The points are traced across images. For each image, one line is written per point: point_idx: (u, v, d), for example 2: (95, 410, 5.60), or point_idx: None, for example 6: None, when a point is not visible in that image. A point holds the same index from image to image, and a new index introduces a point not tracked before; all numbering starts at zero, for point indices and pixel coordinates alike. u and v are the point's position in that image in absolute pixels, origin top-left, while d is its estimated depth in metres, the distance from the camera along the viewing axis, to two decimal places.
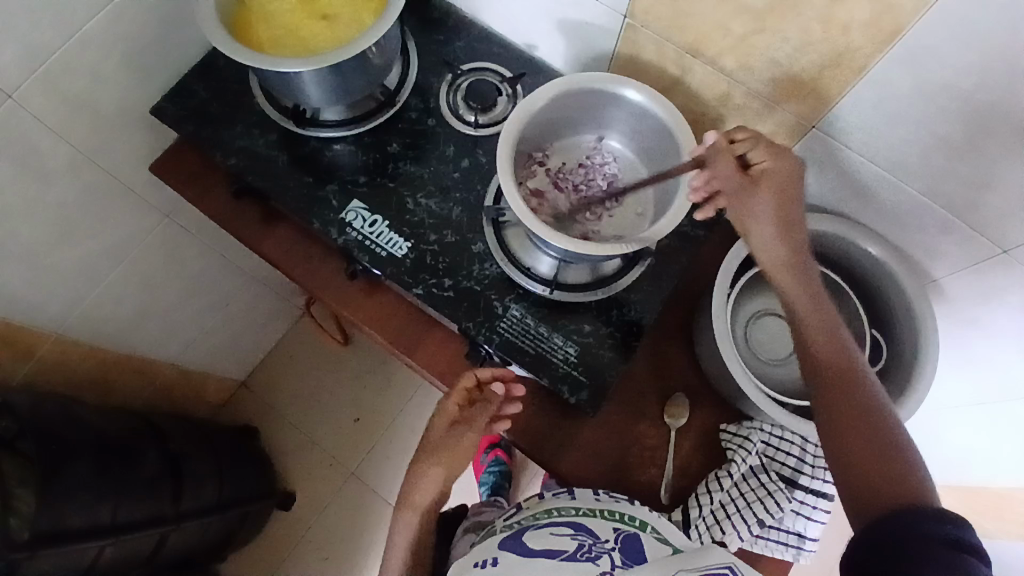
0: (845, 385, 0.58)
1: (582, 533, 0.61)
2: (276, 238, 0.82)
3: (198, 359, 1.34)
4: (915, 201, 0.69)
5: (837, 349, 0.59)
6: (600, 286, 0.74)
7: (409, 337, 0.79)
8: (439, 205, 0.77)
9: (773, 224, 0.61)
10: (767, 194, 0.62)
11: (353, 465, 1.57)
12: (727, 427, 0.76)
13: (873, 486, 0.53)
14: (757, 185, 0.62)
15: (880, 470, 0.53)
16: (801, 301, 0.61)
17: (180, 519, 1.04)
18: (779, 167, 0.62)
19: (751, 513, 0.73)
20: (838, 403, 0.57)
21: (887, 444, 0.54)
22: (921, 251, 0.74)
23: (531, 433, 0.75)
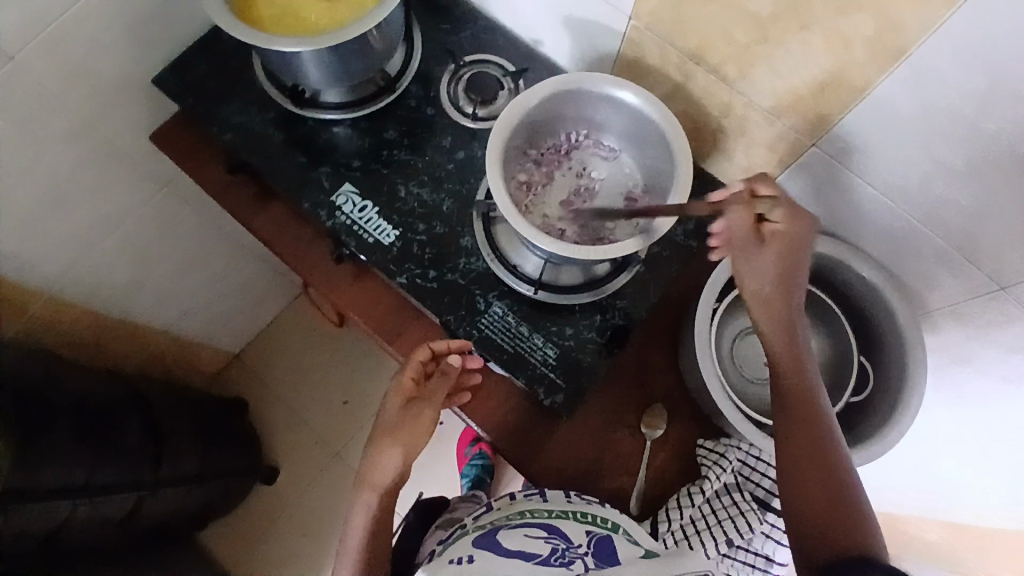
0: (810, 430, 0.59)
1: (556, 537, 0.61)
2: (268, 216, 0.82)
3: (191, 329, 1.34)
4: (914, 228, 0.67)
5: (806, 392, 0.60)
6: (586, 289, 0.73)
7: (391, 326, 0.78)
8: (430, 195, 0.76)
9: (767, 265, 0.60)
10: (774, 253, 0.60)
11: (339, 446, 1.58)
12: (704, 442, 0.75)
13: (824, 533, 0.56)
14: (766, 244, 0.60)
15: (830, 521, 0.56)
16: (779, 340, 0.61)
17: (158, 487, 1.04)
18: (794, 230, 0.60)
19: (723, 532, 0.72)
20: (804, 445, 0.59)
21: (846, 493, 0.57)
22: (918, 279, 0.73)
23: (505, 433, 0.75)
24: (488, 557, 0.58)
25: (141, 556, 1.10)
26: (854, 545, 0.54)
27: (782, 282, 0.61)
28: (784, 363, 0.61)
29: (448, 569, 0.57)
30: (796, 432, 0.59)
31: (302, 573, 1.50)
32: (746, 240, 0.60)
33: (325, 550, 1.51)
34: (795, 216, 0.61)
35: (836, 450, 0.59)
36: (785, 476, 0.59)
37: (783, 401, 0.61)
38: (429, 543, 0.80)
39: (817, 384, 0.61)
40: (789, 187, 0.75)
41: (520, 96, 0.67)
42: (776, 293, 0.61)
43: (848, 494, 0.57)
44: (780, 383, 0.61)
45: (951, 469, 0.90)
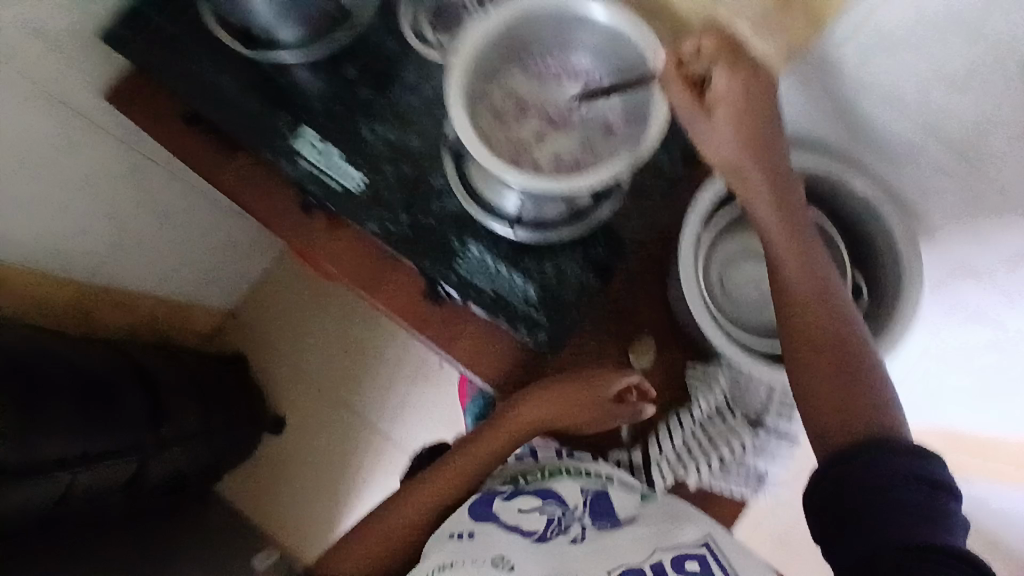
0: (813, 309, 0.58)
1: (552, 502, 0.61)
2: (236, 172, 0.78)
3: (180, 290, 1.33)
4: (912, 141, 0.64)
5: (802, 271, 0.60)
6: (566, 224, 0.70)
7: (368, 276, 0.76)
8: (396, 134, 0.72)
9: (732, 127, 0.58)
10: (726, 121, 0.58)
11: (343, 393, 1.60)
12: (693, 364, 0.74)
13: (842, 413, 0.54)
14: (712, 112, 0.58)
15: (847, 399, 0.54)
16: (772, 217, 0.60)
17: (158, 449, 1.06)
18: (736, 87, 0.58)
19: (710, 455, 0.71)
20: (810, 318, 0.58)
21: (862, 372, 0.55)
22: (916, 192, 0.69)
23: (492, 376, 0.74)
24: (492, 529, 0.59)
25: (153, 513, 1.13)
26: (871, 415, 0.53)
27: (766, 157, 0.60)
28: (782, 240, 0.60)
29: (448, 542, 0.59)
30: (801, 306, 0.59)
31: (318, 515, 1.55)
32: (688, 113, 0.59)
33: (338, 493, 1.56)
34: (736, 73, 0.57)
35: (846, 325, 0.58)
36: (793, 352, 0.58)
37: (784, 278, 0.60)
38: None
39: (820, 257, 0.61)
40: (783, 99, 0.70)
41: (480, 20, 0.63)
42: (765, 168, 0.60)
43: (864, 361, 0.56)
44: (780, 260, 0.60)
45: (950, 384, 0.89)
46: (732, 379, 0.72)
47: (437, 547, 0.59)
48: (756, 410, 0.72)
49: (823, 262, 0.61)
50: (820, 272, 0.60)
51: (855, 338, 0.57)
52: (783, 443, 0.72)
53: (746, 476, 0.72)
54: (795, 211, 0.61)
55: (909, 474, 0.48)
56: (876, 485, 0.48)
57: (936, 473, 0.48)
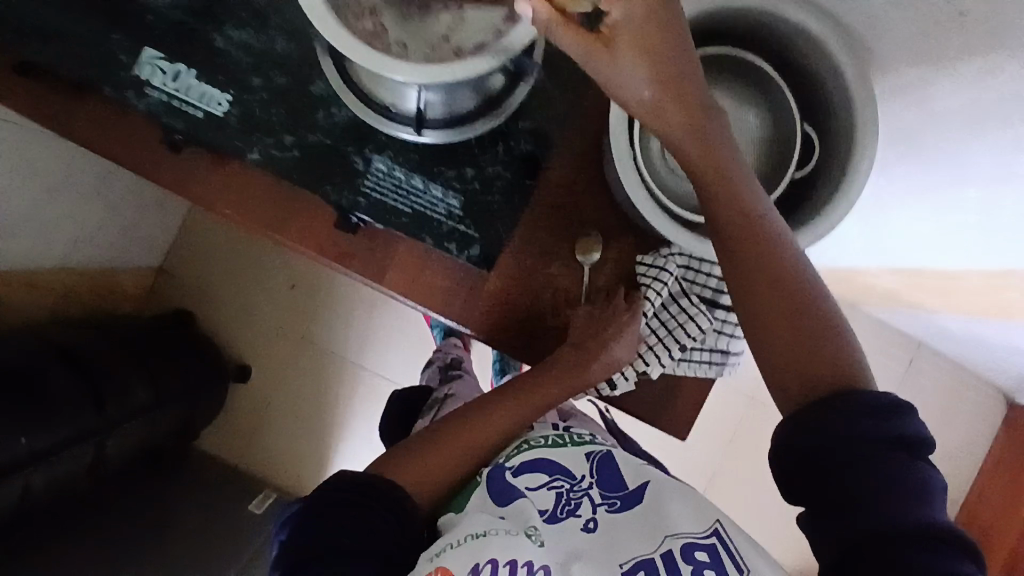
0: (760, 249, 0.49)
1: (561, 474, 0.59)
2: (79, 115, 0.62)
3: (97, 258, 1.21)
4: None
5: (744, 205, 0.50)
6: (483, 114, 0.61)
7: (266, 213, 0.64)
8: (256, 37, 0.60)
9: (640, 58, 0.46)
10: (627, 50, 0.45)
11: (302, 331, 1.53)
12: (643, 258, 0.66)
13: (801, 368, 0.47)
14: (613, 43, 0.45)
15: (804, 354, 0.47)
16: (699, 165, 0.49)
17: (111, 427, 1.03)
18: (637, 10, 0.45)
19: (672, 342, 0.67)
20: (760, 278, 0.49)
21: (817, 318, 0.48)
22: (860, 19, 0.61)
23: (435, 302, 0.66)
24: (510, 509, 0.55)
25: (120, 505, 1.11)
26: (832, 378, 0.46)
27: (684, 97, 0.48)
28: (715, 190, 0.50)
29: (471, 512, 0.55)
30: (749, 264, 0.49)
31: (305, 454, 1.54)
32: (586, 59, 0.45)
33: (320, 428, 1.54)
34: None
35: (797, 263, 0.49)
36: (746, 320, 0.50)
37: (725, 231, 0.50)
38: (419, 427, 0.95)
39: (760, 200, 0.51)
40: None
41: None
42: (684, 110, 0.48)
43: (822, 317, 0.48)
44: (717, 213, 0.50)
45: (903, 225, 0.86)
46: (686, 258, 0.67)
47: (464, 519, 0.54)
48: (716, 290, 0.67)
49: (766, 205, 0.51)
50: (763, 218, 0.49)
51: (805, 276, 0.49)
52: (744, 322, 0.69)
53: (711, 363, 0.68)
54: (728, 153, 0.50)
55: (881, 433, 0.43)
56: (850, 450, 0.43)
57: (908, 430, 0.43)
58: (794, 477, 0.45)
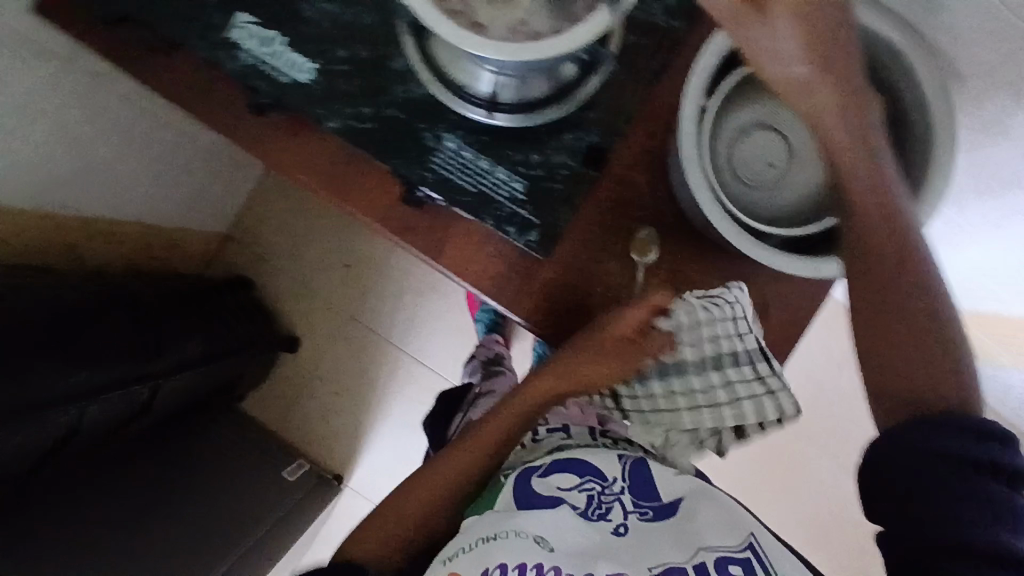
0: (884, 239, 0.49)
1: (592, 474, 0.57)
2: (178, 76, 0.67)
3: (171, 216, 1.27)
4: None
5: (879, 191, 0.49)
6: (552, 103, 0.62)
7: (339, 180, 0.67)
8: (345, 10, 0.62)
9: (799, 37, 0.43)
10: (784, 16, 0.42)
11: (350, 309, 1.58)
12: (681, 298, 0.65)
13: (893, 365, 0.49)
14: (766, 10, 0.42)
15: (899, 347, 0.49)
16: (845, 149, 0.48)
17: (166, 373, 1.05)
18: None
19: (682, 400, 0.64)
20: (884, 270, 0.49)
21: (929, 311, 0.49)
22: (947, 36, 0.59)
23: (486, 282, 0.67)
24: (533, 513, 0.55)
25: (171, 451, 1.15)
26: (938, 391, 0.47)
27: (844, 74, 0.46)
28: (856, 175, 0.49)
29: (488, 512, 0.57)
30: (874, 256, 0.50)
31: (342, 427, 1.58)
32: (733, 23, 0.43)
33: (358, 405, 1.58)
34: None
35: (920, 253, 0.49)
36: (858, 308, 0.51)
37: (860, 220, 0.50)
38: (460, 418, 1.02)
39: (892, 185, 0.50)
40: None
41: None
42: (840, 87, 0.46)
43: (939, 323, 0.48)
44: (852, 199, 0.50)
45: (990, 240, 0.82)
46: (709, 314, 0.64)
47: (479, 521, 0.57)
48: (734, 352, 0.64)
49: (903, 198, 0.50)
50: (893, 198, 0.49)
51: (926, 268, 0.49)
52: (772, 396, 0.64)
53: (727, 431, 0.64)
54: (874, 141, 0.49)
55: (972, 457, 0.43)
56: (933, 464, 0.43)
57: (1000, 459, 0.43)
58: (880, 486, 0.46)
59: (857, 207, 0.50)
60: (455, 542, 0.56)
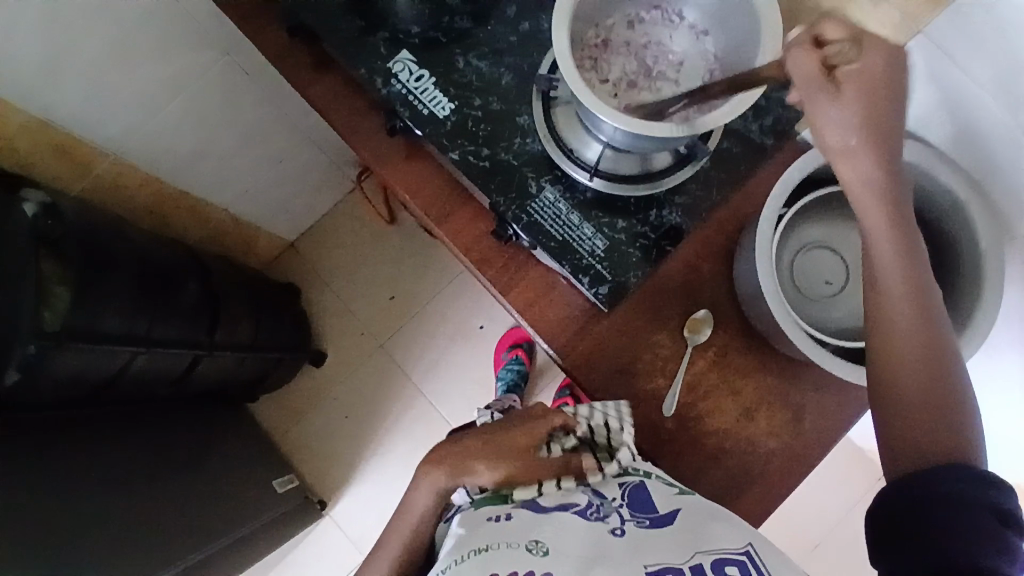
0: (914, 314, 0.53)
1: (592, 490, 0.61)
2: (331, 92, 0.77)
3: (251, 210, 1.37)
4: (1012, 140, 0.63)
5: (911, 274, 0.53)
6: (645, 180, 0.70)
7: (441, 207, 0.76)
8: (490, 68, 0.72)
9: (856, 124, 0.51)
10: (851, 96, 0.50)
11: (383, 338, 1.63)
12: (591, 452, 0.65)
13: (914, 438, 0.50)
14: (839, 87, 0.50)
15: (921, 421, 0.50)
16: (874, 221, 0.53)
17: (212, 348, 1.10)
18: (870, 64, 0.50)
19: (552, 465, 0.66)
20: (899, 334, 0.53)
21: (945, 387, 0.51)
22: (1010, 201, 0.67)
23: (544, 322, 0.73)
24: (526, 514, 0.58)
25: (190, 425, 1.18)
26: (949, 448, 0.49)
27: (885, 156, 0.52)
28: (882, 246, 0.54)
29: (485, 525, 0.57)
30: (894, 319, 0.53)
31: (343, 451, 1.59)
32: (812, 89, 0.50)
33: (364, 432, 1.60)
34: (874, 52, 0.50)
35: (938, 332, 0.53)
36: (876, 367, 0.54)
37: (883, 287, 0.54)
38: None
39: (923, 269, 0.54)
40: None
41: None
42: (881, 165, 0.52)
43: (952, 392, 0.51)
44: (877, 268, 0.54)
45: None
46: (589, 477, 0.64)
47: (475, 530, 0.57)
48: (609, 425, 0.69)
49: (929, 273, 0.54)
50: (921, 281, 0.53)
51: (943, 347, 0.53)
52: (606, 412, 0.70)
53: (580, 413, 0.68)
54: (906, 219, 0.54)
55: (983, 503, 0.45)
56: (946, 507, 0.45)
57: (1004, 506, 0.45)
58: (889, 518, 0.48)
59: (880, 275, 0.54)
60: (449, 556, 0.54)
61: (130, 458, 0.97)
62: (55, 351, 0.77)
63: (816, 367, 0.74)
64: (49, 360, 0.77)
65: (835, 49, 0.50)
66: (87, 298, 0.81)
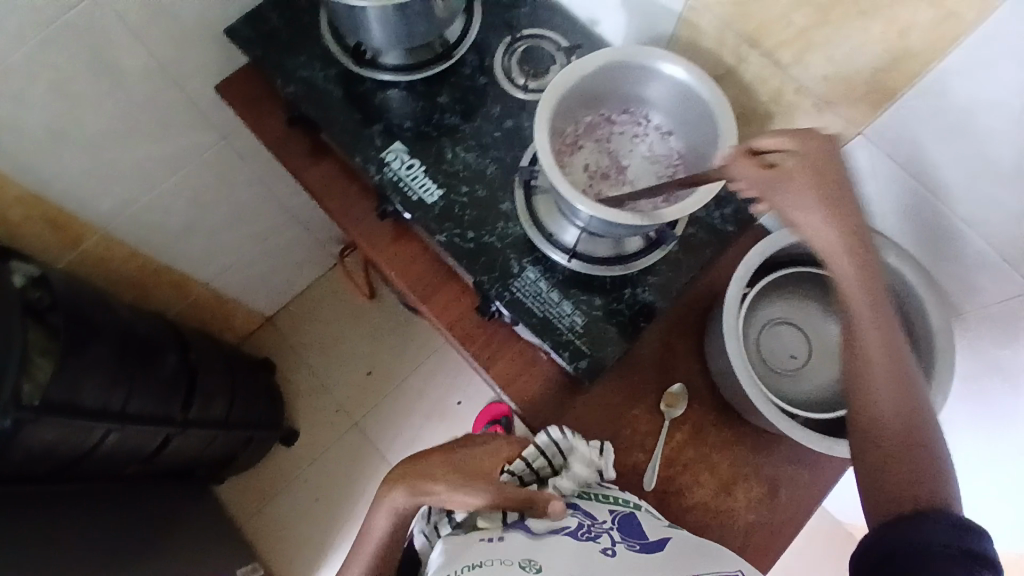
0: (884, 370, 0.55)
1: (582, 513, 0.62)
2: (326, 176, 0.83)
3: (232, 284, 1.38)
4: (952, 226, 0.63)
5: (881, 332, 0.56)
6: (619, 262, 0.75)
7: (426, 284, 0.80)
8: (476, 159, 0.78)
9: (818, 204, 0.55)
10: (805, 178, 0.55)
11: (359, 415, 1.60)
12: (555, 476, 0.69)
13: (892, 486, 0.52)
14: (791, 173, 0.55)
15: (898, 473, 0.52)
16: (848, 285, 0.56)
17: (188, 425, 1.08)
18: (812, 151, 0.55)
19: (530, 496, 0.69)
20: (877, 389, 0.55)
21: (916, 439, 0.53)
22: (956, 284, 0.68)
23: (525, 397, 0.76)
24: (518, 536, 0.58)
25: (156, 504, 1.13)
26: (928, 496, 0.50)
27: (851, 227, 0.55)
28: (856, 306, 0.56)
29: (476, 545, 0.58)
30: (872, 376, 0.56)
31: (312, 535, 1.52)
32: (766, 178, 0.56)
33: (335, 514, 1.54)
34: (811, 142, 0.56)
35: (908, 387, 0.55)
36: (858, 421, 0.56)
37: (860, 346, 0.56)
38: None
39: (891, 330, 0.56)
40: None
41: (560, 73, 0.67)
42: (848, 234, 0.55)
43: (924, 444, 0.53)
44: (854, 334, 0.57)
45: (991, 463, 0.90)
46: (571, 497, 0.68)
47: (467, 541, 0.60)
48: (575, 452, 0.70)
49: (896, 330, 0.57)
50: (890, 339, 0.56)
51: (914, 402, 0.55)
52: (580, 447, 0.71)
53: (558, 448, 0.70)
54: (877, 285, 0.56)
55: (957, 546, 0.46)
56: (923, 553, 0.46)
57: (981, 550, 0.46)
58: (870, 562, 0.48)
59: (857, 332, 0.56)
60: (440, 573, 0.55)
61: (96, 534, 0.94)
62: (31, 422, 0.77)
63: (788, 441, 0.77)
64: (24, 432, 0.77)
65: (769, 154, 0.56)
66: (70, 368, 0.83)
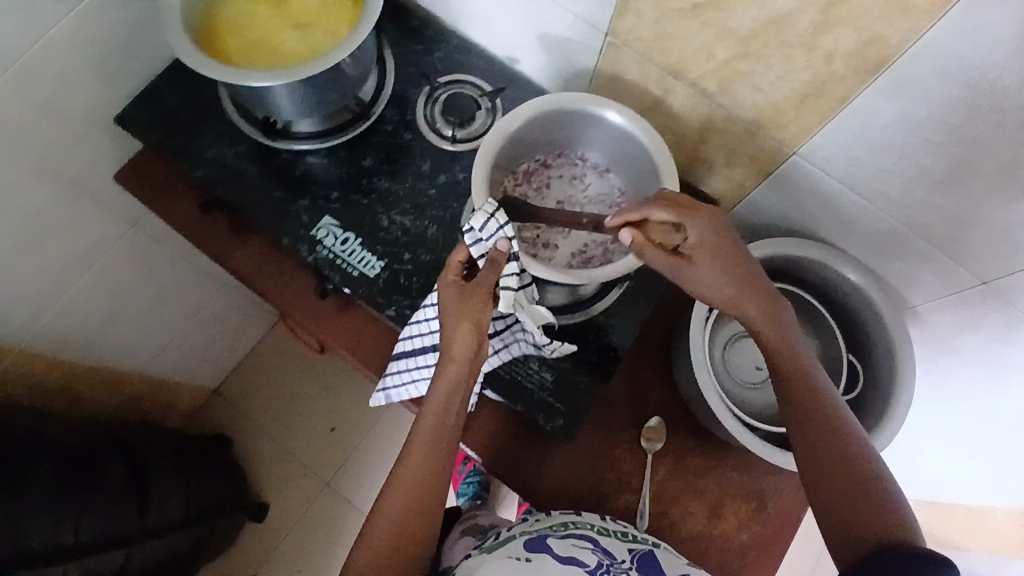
0: (814, 410, 0.57)
1: (601, 550, 0.61)
2: (253, 258, 0.77)
3: (168, 366, 1.28)
4: (894, 230, 0.64)
5: (804, 370, 0.58)
6: (579, 308, 0.73)
7: (379, 357, 0.75)
8: (413, 222, 0.74)
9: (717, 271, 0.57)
10: (706, 263, 0.57)
11: (328, 475, 1.52)
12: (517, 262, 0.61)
13: (852, 527, 0.52)
14: (693, 260, 0.57)
15: (855, 511, 0.53)
16: (771, 339, 0.58)
17: (147, 537, 0.97)
18: (708, 233, 0.57)
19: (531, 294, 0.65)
20: (815, 421, 0.57)
21: (864, 474, 0.54)
22: (903, 280, 0.70)
23: (504, 458, 0.74)
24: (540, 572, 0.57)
25: None
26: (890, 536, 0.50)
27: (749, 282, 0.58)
28: (783, 358, 0.58)
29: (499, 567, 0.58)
30: (807, 412, 0.57)
31: None
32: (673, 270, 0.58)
33: None
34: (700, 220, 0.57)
35: (842, 421, 0.56)
36: (802, 455, 0.57)
37: (791, 393, 0.58)
38: (460, 548, 0.76)
39: (814, 370, 0.59)
40: (782, 189, 0.68)
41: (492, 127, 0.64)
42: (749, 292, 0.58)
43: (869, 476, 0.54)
44: (782, 379, 0.58)
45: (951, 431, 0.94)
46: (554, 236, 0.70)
47: (490, 568, 0.58)
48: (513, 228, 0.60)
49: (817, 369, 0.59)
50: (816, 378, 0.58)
51: (853, 436, 0.56)
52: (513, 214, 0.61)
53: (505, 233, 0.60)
54: (789, 333, 0.59)
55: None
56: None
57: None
58: None
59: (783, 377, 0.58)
60: None
61: None
62: None
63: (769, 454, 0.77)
64: None
65: (655, 227, 0.57)
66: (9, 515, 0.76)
